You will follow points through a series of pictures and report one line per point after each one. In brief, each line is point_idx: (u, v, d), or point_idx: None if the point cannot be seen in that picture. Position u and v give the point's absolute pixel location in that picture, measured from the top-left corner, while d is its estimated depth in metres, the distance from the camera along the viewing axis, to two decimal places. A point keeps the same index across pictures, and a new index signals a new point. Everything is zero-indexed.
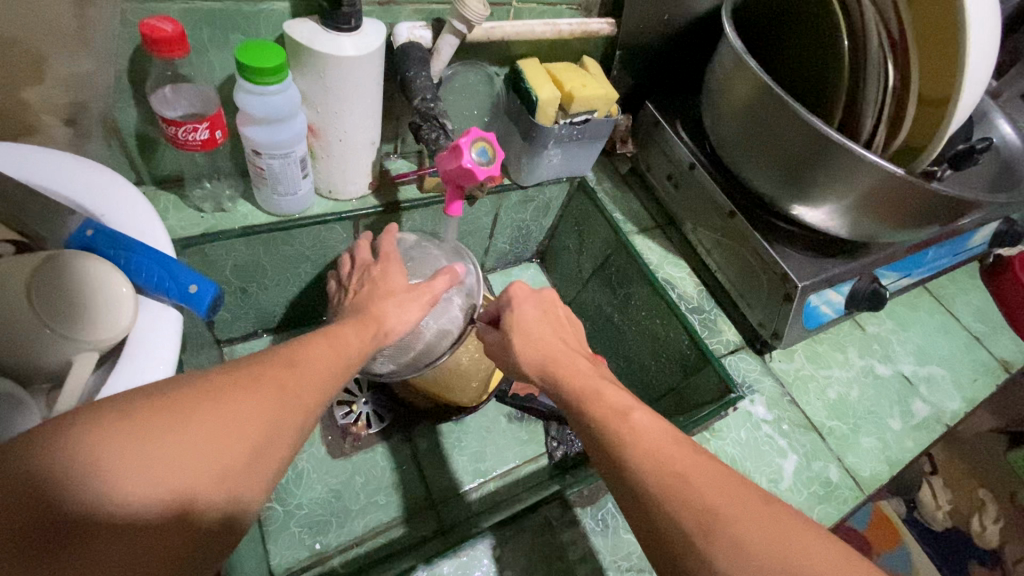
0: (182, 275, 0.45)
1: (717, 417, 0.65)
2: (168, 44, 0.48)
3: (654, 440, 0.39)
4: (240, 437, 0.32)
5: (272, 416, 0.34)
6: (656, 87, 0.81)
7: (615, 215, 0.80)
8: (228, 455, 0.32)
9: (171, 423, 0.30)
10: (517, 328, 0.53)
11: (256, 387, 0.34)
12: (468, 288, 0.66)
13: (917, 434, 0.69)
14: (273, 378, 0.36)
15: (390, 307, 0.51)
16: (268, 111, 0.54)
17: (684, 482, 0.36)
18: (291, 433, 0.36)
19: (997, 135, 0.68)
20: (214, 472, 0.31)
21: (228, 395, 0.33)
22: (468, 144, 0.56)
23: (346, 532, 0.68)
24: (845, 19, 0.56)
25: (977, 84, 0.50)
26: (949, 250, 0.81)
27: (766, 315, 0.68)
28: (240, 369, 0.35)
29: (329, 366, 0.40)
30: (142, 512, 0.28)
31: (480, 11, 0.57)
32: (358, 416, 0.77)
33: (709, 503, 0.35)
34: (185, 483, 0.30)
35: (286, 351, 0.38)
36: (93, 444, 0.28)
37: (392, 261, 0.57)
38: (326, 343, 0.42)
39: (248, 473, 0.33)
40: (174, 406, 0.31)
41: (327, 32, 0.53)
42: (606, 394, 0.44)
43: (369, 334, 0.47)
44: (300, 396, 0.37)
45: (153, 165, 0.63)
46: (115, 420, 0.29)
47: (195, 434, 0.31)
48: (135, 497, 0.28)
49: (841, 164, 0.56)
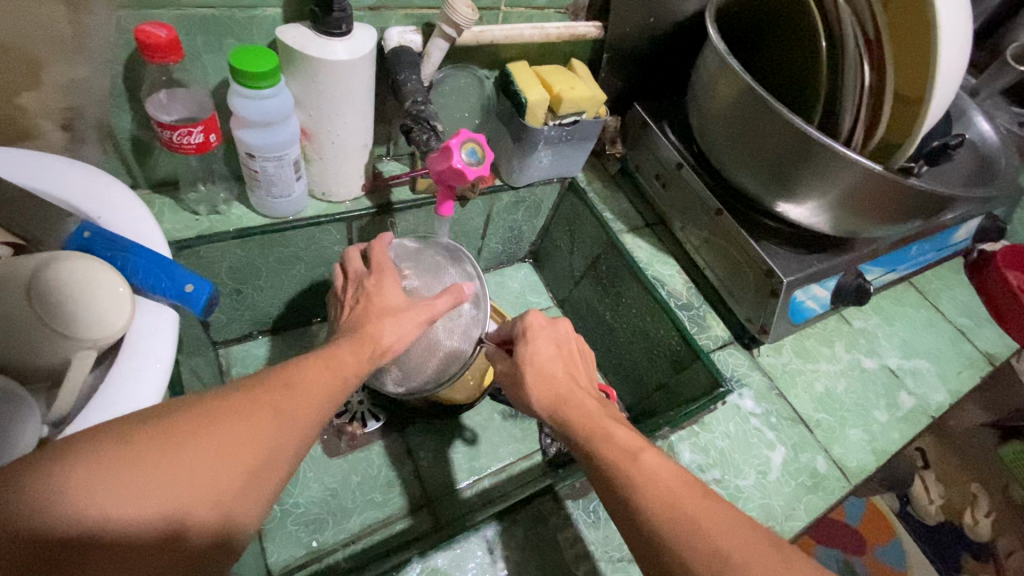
0: (179, 276, 0.46)
1: (706, 410, 0.66)
2: (163, 49, 0.49)
3: (666, 485, 0.40)
4: (233, 462, 0.33)
5: (267, 439, 0.35)
6: (644, 89, 0.82)
7: (606, 214, 0.81)
8: (221, 481, 0.33)
9: (166, 450, 0.31)
10: (530, 363, 0.52)
11: (250, 412, 0.36)
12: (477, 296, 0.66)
13: (903, 426, 0.71)
14: (269, 401, 0.37)
15: (382, 328, 0.50)
16: (263, 115, 0.55)
17: (695, 528, 0.37)
18: (283, 457, 0.37)
19: (975, 132, 0.70)
20: (206, 501, 0.32)
21: (224, 420, 0.34)
22: (458, 146, 0.58)
23: (343, 530, 0.68)
24: (822, 22, 0.58)
25: (951, 82, 0.52)
26: (933, 246, 0.82)
27: (754, 311, 0.70)
28: (236, 394, 0.36)
29: (324, 385, 0.41)
30: (133, 543, 0.29)
31: (468, 16, 0.58)
32: (353, 416, 0.77)
33: (720, 548, 0.36)
34: (179, 512, 0.31)
35: (282, 372, 0.40)
36: (88, 469, 0.29)
37: (387, 271, 0.56)
38: (320, 364, 0.43)
39: (241, 500, 0.34)
40: (168, 433, 0.32)
41: (319, 37, 0.54)
42: (615, 437, 0.44)
43: (364, 356, 0.46)
44: (297, 418, 0.38)
45: (148, 169, 0.63)
46: (110, 449, 0.30)
47: (190, 462, 0.32)
48: (128, 528, 0.29)
49: (826, 168, 0.57)
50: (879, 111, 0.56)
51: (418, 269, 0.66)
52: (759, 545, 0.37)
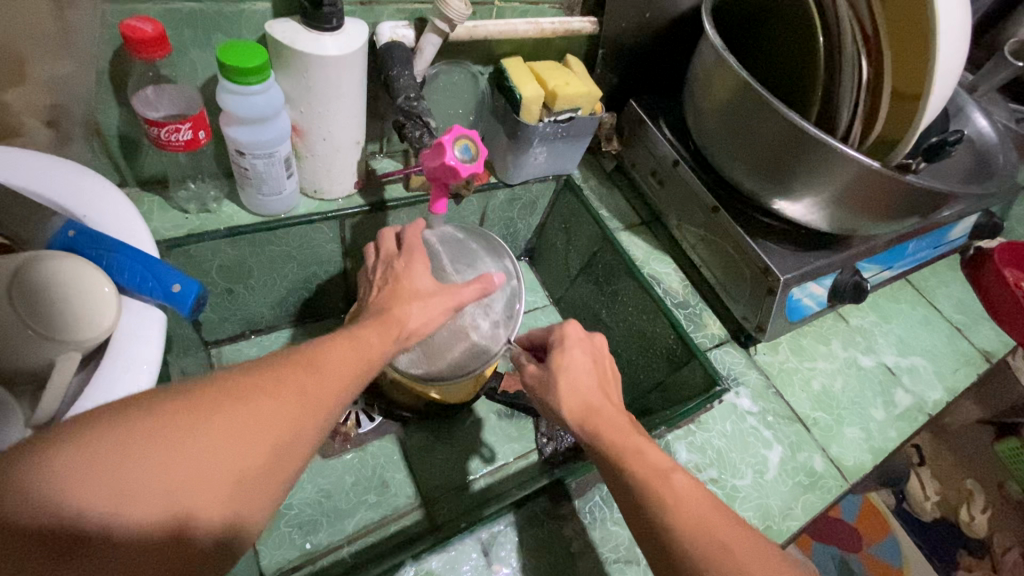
0: (166, 275, 0.45)
1: (702, 410, 0.65)
2: (149, 45, 0.48)
3: (699, 510, 0.40)
4: (257, 442, 0.33)
5: (291, 424, 0.34)
6: (639, 85, 0.82)
7: (601, 212, 0.81)
8: (244, 461, 0.32)
9: (190, 426, 0.31)
10: (564, 373, 0.51)
11: (276, 391, 0.35)
12: (512, 292, 0.64)
13: (900, 424, 0.70)
14: (294, 382, 0.36)
15: (411, 311, 0.49)
16: (253, 112, 0.54)
17: (726, 554, 0.38)
18: (308, 439, 0.36)
19: (972, 129, 0.69)
20: (228, 481, 0.31)
21: (249, 399, 0.33)
22: (451, 142, 0.57)
23: (338, 531, 0.67)
24: (818, 19, 0.58)
25: (949, 79, 0.51)
26: (930, 243, 0.82)
27: (750, 309, 0.69)
28: (260, 372, 0.35)
29: (349, 369, 0.40)
30: (154, 519, 0.29)
31: (461, 10, 0.57)
32: (347, 416, 0.76)
33: None
34: (198, 492, 0.30)
35: (308, 353, 0.39)
36: (113, 443, 0.28)
37: (418, 257, 0.55)
38: (347, 347, 0.41)
39: (258, 486, 0.33)
40: (189, 413, 0.31)
41: (308, 32, 0.53)
42: (646, 454, 0.44)
43: (390, 337, 0.46)
44: (321, 400, 0.37)
45: (137, 167, 0.63)
46: (129, 427, 0.29)
47: (214, 440, 0.31)
48: (145, 506, 0.29)
49: (835, 167, 0.56)
50: (876, 108, 0.56)
51: (451, 261, 0.64)
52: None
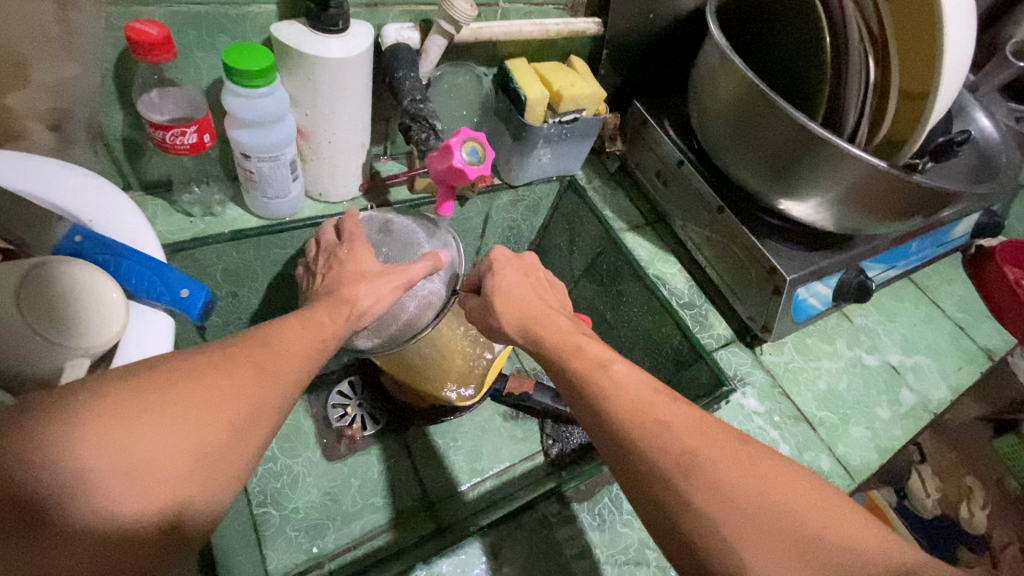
0: (174, 281, 0.45)
1: (710, 410, 0.65)
2: (155, 48, 0.48)
3: (631, 390, 0.41)
4: (214, 417, 0.33)
5: (247, 399, 0.35)
6: (643, 86, 0.82)
7: (606, 213, 0.81)
8: (203, 435, 0.33)
9: (143, 405, 0.31)
10: (498, 291, 0.52)
11: (229, 368, 0.36)
12: (454, 262, 0.66)
13: (905, 423, 0.71)
14: (249, 359, 0.37)
15: (358, 290, 0.50)
16: (259, 115, 0.54)
17: (657, 424, 0.38)
18: (267, 413, 0.36)
19: (975, 127, 0.69)
20: (189, 455, 0.32)
21: (202, 377, 0.34)
22: (458, 144, 0.57)
23: (344, 535, 0.67)
24: (826, 17, 0.57)
25: (956, 79, 0.51)
26: (933, 242, 0.82)
27: (756, 309, 0.69)
28: (215, 354, 0.36)
29: (305, 344, 0.41)
30: (118, 497, 0.29)
31: (467, 11, 0.57)
32: (352, 419, 0.77)
33: (681, 443, 0.37)
34: (159, 468, 0.31)
35: (262, 334, 0.39)
36: (64, 425, 0.29)
37: (357, 239, 0.57)
38: (300, 326, 0.42)
39: (223, 459, 0.33)
40: (145, 391, 0.32)
41: (315, 34, 0.53)
42: (587, 350, 0.45)
43: (340, 316, 0.46)
44: (278, 376, 0.37)
45: (140, 170, 0.62)
46: (85, 407, 0.30)
47: (167, 417, 0.32)
48: (106, 484, 0.29)
49: (818, 155, 0.57)
50: (884, 109, 0.56)
51: (392, 242, 0.64)
52: (719, 441, 0.37)
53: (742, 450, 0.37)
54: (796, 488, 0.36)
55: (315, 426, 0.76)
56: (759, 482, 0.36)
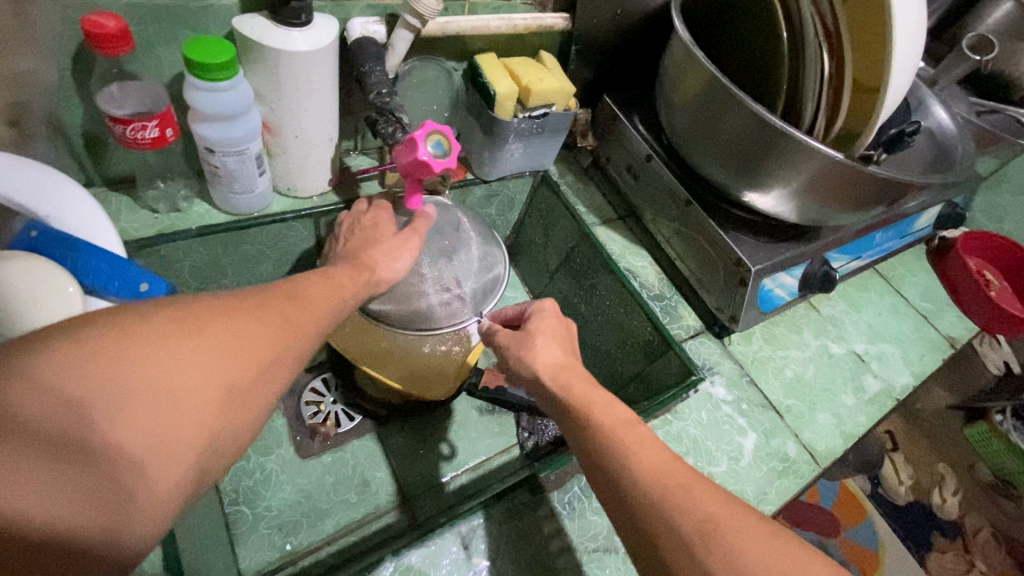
0: (133, 274, 0.46)
1: (678, 399, 0.66)
2: (112, 40, 0.47)
3: (661, 462, 0.41)
4: (248, 354, 0.32)
5: (276, 340, 0.34)
6: (613, 82, 0.82)
7: (578, 208, 0.82)
8: (236, 369, 0.31)
9: (183, 330, 0.30)
10: (540, 333, 0.53)
11: (262, 310, 0.35)
12: (498, 277, 0.72)
13: (869, 409, 0.72)
14: (277, 307, 0.36)
15: (379, 256, 0.53)
16: (220, 109, 0.54)
17: (685, 490, 0.39)
18: (291, 357, 0.35)
19: (933, 121, 0.71)
20: (222, 387, 0.30)
21: (238, 314, 0.33)
22: (423, 138, 0.56)
23: (317, 532, 0.67)
24: (782, 13, 0.58)
25: (907, 72, 0.53)
26: (897, 233, 0.84)
27: (723, 300, 0.71)
28: (248, 297, 0.35)
29: (327, 300, 0.41)
30: (155, 418, 0.28)
31: (433, 6, 0.58)
32: (325, 416, 0.77)
33: (710, 515, 0.38)
34: (195, 394, 0.29)
35: (287, 286, 0.39)
36: (107, 338, 0.27)
37: (384, 210, 0.59)
38: (320, 284, 0.42)
39: (252, 395, 0.32)
40: (183, 321, 0.30)
41: (276, 27, 0.53)
42: (617, 404, 0.46)
43: (361, 280, 0.48)
44: (302, 325, 0.37)
45: (103, 166, 0.61)
46: (118, 330, 0.28)
47: (206, 346, 0.30)
48: (143, 404, 0.27)
49: (784, 148, 0.58)
50: (839, 101, 0.57)
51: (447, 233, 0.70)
52: (754, 525, 0.38)
53: (774, 537, 0.38)
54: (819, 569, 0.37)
55: (288, 424, 0.76)
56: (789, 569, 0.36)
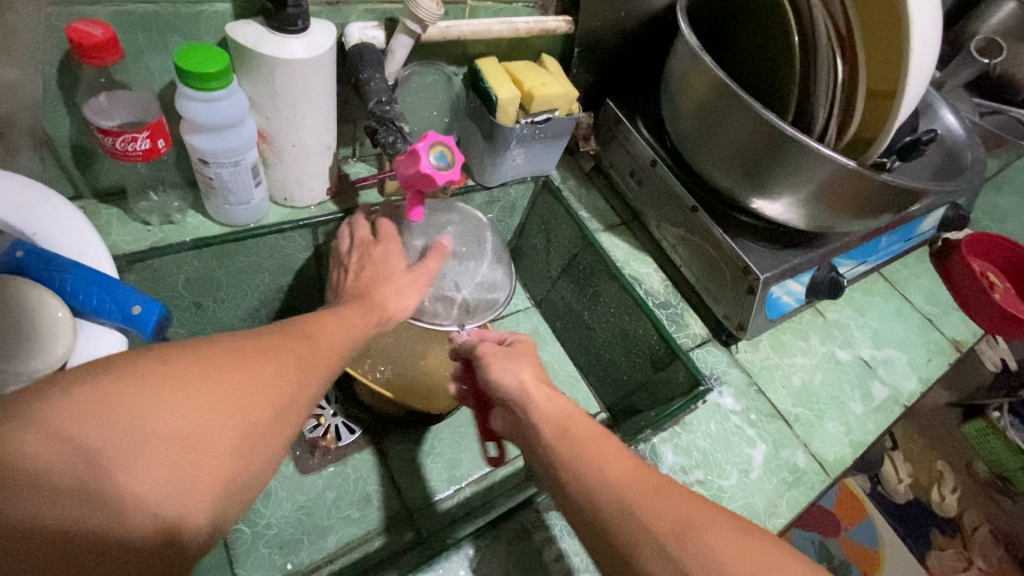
0: (125, 297, 0.43)
1: (687, 411, 0.65)
2: (99, 50, 0.45)
3: (663, 487, 0.40)
4: (264, 396, 0.32)
5: (290, 383, 0.34)
6: (616, 84, 0.81)
7: (581, 213, 0.80)
8: (250, 413, 0.31)
9: (199, 375, 0.30)
10: (524, 355, 0.54)
11: (277, 352, 0.34)
12: (496, 300, 0.69)
13: (877, 416, 0.72)
14: (292, 348, 0.35)
15: (389, 293, 0.51)
16: (214, 119, 0.52)
17: (657, 496, 0.39)
18: (306, 399, 0.35)
19: (942, 125, 0.70)
20: (236, 432, 0.30)
21: (254, 356, 0.33)
22: (425, 149, 0.55)
23: (319, 549, 0.65)
24: (793, 15, 0.57)
25: (923, 76, 0.52)
26: (901, 237, 0.84)
27: (731, 308, 0.69)
28: (263, 339, 0.34)
29: (339, 337, 0.40)
30: (168, 466, 0.28)
31: (433, 10, 0.56)
32: (326, 429, 0.75)
33: (685, 517, 0.37)
34: (210, 440, 0.29)
35: (302, 325, 0.38)
36: (128, 385, 0.28)
37: (393, 242, 0.57)
38: (334, 322, 0.41)
39: (267, 439, 0.32)
40: (200, 366, 0.30)
41: (272, 35, 0.51)
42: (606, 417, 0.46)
43: (372, 317, 0.46)
44: (316, 366, 0.36)
45: (92, 178, 0.59)
46: (138, 375, 0.28)
47: (223, 391, 0.30)
48: (157, 454, 0.27)
49: (795, 158, 0.57)
50: (852, 108, 0.56)
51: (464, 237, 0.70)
52: (749, 544, 0.36)
53: (769, 541, 0.37)
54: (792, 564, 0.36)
55: None
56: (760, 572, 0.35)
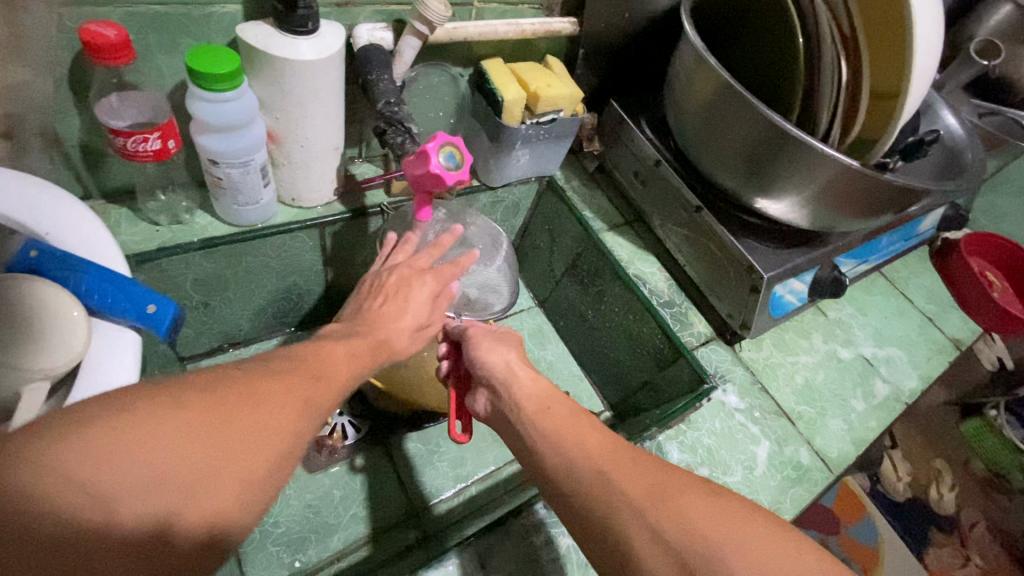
0: (139, 296, 0.44)
1: (691, 409, 0.66)
2: (113, 51, 0.46)
3: (673, 479, 0.40)
4: (274, 438, 0.31)
5: (300, 423, 0.33)
6: (619, 86, 0.82)
7: (585, 213, 0.81)
8: (258, 457, 0.30)
9: (209, 417, 0.29)
10: (507, 341, 0.56)
11: (290, 388, 0.34)
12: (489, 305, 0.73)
13: (879, 414, 0.72)
14: (305, 382, 0.35)
15: (402, 323, 0.50)
16: (225, 119, 0.52)
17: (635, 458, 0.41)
18: (312, 439, 0.35)
19: (943, 125, 0.71)
20: (244, 477, 0.30)
21: (266, 394, 0.32)
22: (435, 149, 0.55)
23: (327, 548, 0.66)
24: (797, 16, 0.58)
25: (925, 74, 0.53)
26: (902, 236, 0.85)
27: (735, 306, 0.70)
28: (276, 375, 0.34)
29: (348, 364, 0.40)
30: (172, 516, 0.27)
31: (441, 12, 0.56)
32: (333, 427, 0.74)
33: (659, 482, 0.39)
34: (216, 486, 0.29)
35: (314, 356, 0.38)
36: (137, 428, 0.27)
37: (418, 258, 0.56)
38: (345, 350, 0.41)
39: (270, 484, 0.31)
40: (209, 408, 0.30)
41: (282, 35, 0.51)
42: None
43: (382, 352, 0.46)
44: (325, 402, 0.36)
45: (101, 178, 0.59)
46: (148, 416, 0.28)
47: (233, 434, 0.30)
48: (162, 502, 0.27)
49: (802, 159, 0.57)
50: (855, 107, 0.57)
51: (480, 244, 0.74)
52: (745, 515, 0.37)
53: (740, 508, 0.38)
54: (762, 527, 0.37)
55: None
56: (724, 528, 0.36)
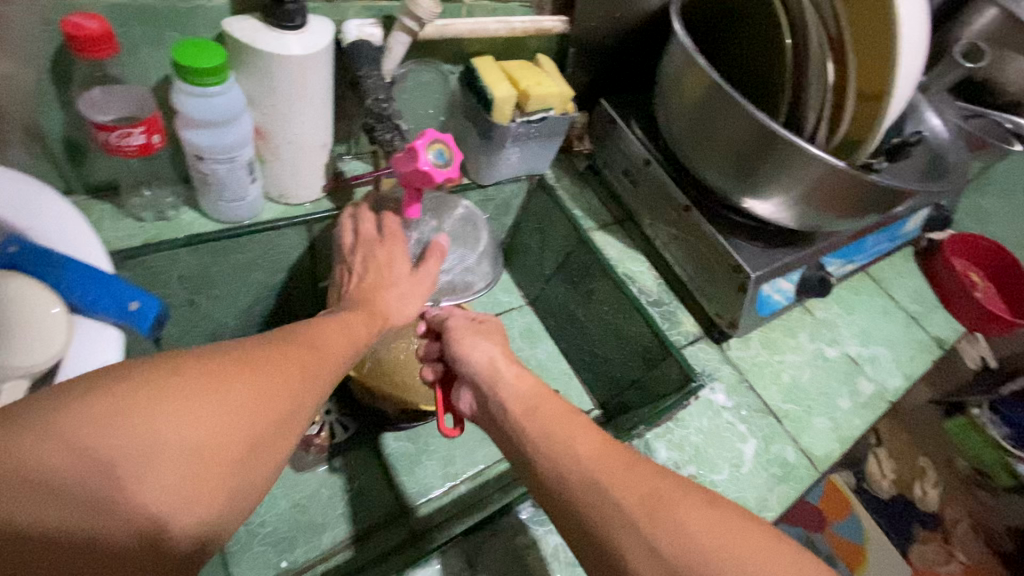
0: (120, 291, 0.43)
1: (680, 407, 0.66)
2: (95, 43, 0.45)
3: (660, 478, 0.40)
4: (269, 408, 0.35)
5: (294, 394, 0.37)
6: (610, 85, 0.82)
7: (575, 211, 0.81)
8: (255, 424, 0.34)
9: (208, 388, 0.33)
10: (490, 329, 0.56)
11: (284, 362, 0.38)
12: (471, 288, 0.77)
13: (863, 412, 0.73)
14: (298, 357, 0.39)
15: (391, 300, 0.56)
16: (210, 114, 0.51)
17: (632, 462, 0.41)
18: (308, 409, 0.38)
19: (927, 127, 0.72)
20: (243, 441, 0.33)
21: (260, 367, 0.36)
22: (423, 147, 0.55)
23: (314, 547, 0.65)
24: (785, 17, 0.58)
25: (910, 76, 0.53)
26: (888, 236, 0.86)
27: (723, 305, 0.71)
28: (268, 351, 0.38)
29: (339, 346, 0.44)
30: (181, 475, 0.30)
31: (431, 9, 0.56)
32: (321, 427, 0.74)
33: (656, 488, 0.39)
34: (219, 451, 0.32)
35: (307, 335, 0.42)
36: (146, 397, 0.31)
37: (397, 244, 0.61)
38: (337, 330, 0.45)
39: (269, 450, 0.35)
40: (209, 379, 0.33)
41: (270, 30, 0.51)
42: None
43: (375, 325, 0.51)
44: (318, 375, 0.40)
45: (84, 172, 0.58)
46: (154, 386, 0.31)
47: (232, 403, 0.33)
48: (170, 464, 0.30)
49: (776, 162, 0.59)
50: (842, 108, 0.57)
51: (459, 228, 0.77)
52: (736, 520, 0.38)
53: (735, 514, 0.38)
54: (757, 534, 0.37)
55: None
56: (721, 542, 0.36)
